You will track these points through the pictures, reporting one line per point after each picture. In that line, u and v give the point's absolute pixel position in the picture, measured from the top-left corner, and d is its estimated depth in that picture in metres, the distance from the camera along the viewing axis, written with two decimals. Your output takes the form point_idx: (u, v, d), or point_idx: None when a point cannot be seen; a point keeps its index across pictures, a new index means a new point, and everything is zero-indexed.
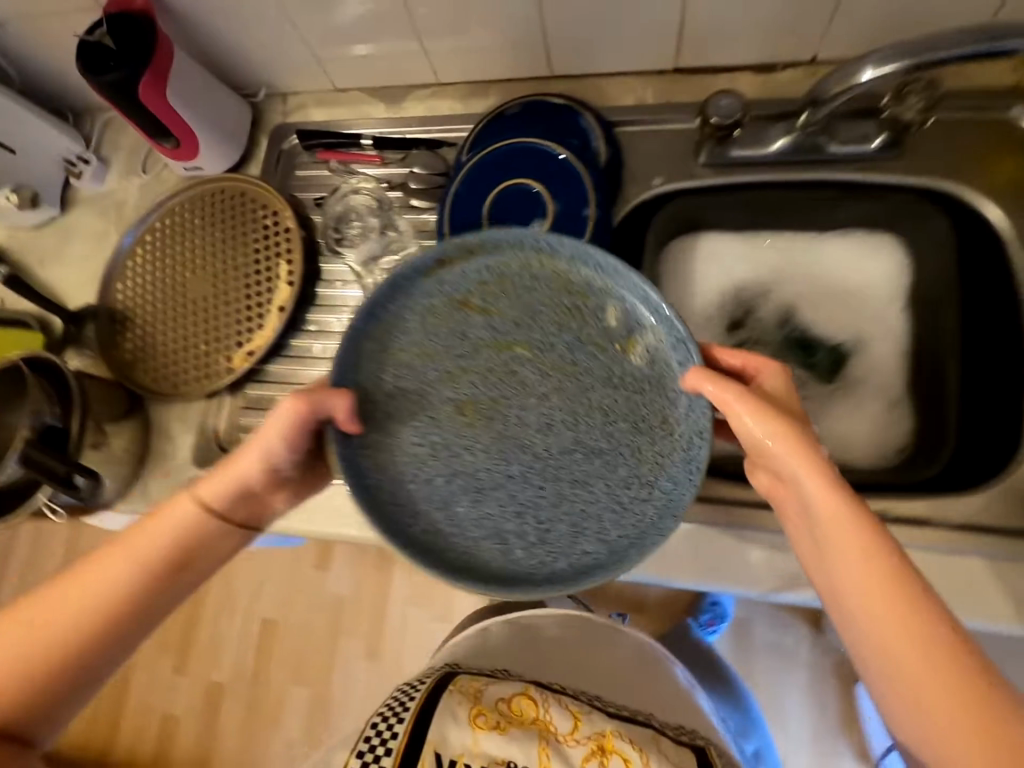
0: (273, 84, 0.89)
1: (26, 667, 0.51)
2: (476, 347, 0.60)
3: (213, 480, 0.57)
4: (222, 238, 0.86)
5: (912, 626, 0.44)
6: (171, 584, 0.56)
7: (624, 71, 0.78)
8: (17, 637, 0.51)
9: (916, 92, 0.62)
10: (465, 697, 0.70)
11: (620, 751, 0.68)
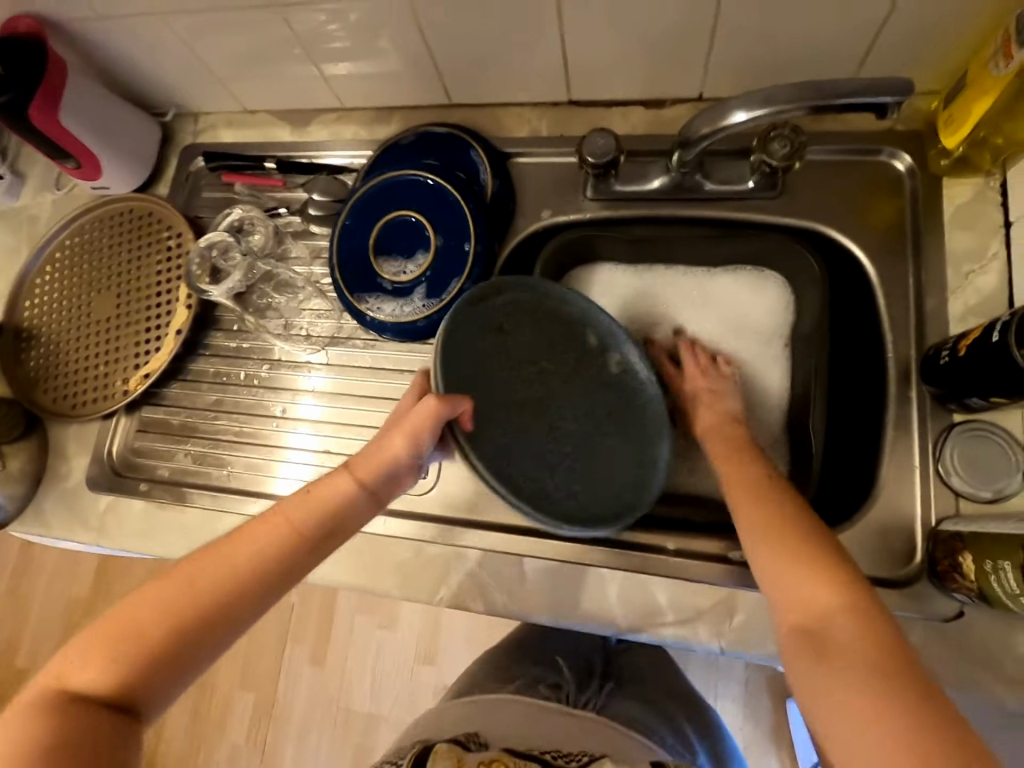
0: (182, 104, 0.89)
1: (185, 632, 0.48)
2: (519, 360, 0.66)
3: (367, 456, 0.58)
4: (127, 258, 0.86)
5: (809, 563, 0.48)
6: (312, 552, 0.54)
7: (520, 101, 0.78)
8: (176, 599, 0.49)
9: (780, 140, 0.63)
10: (443, 754, 0.59)
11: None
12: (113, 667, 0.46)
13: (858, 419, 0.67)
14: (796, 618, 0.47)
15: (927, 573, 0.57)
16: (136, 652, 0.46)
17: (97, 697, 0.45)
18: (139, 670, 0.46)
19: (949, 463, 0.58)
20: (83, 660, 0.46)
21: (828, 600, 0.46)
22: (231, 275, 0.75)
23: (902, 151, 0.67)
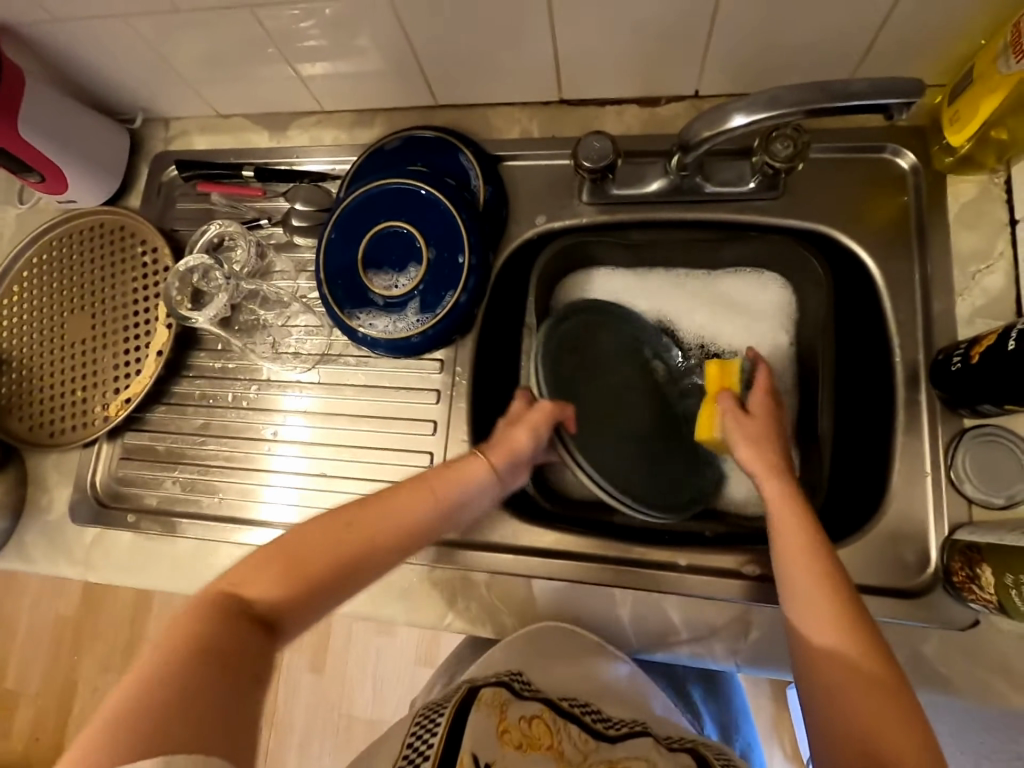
0: (151, 110, 0.84)
1: (333, 574, 0.49)
2: (588, 371, 0.70)
3: (509, 442, 0.61)
4: (99, 276, 0.81)
5: (883, 696, 0.43)
6: (435, 531, 0.56)
7: (510, 101, 0.75)
8: (337, 537, 0.50)
9: (783, 140, 0.61)
10: (485, 704, 0.49)
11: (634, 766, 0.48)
12: (283, 586, 0.46)
13: (865, 425, 0.66)
14: (854, 750, 0.42)
15: (941, 582, 0.56)
16: (303, 581, 0.47)
17: (258, 610, 0.45)
18: (293, 596, 0.46)
19: (961, 470, 0.57)
20: (254, 577, 0.46)
21: (899, 747, 0.41)
22: (219, 298, 0.73)
23: (905, 148, 0.65)
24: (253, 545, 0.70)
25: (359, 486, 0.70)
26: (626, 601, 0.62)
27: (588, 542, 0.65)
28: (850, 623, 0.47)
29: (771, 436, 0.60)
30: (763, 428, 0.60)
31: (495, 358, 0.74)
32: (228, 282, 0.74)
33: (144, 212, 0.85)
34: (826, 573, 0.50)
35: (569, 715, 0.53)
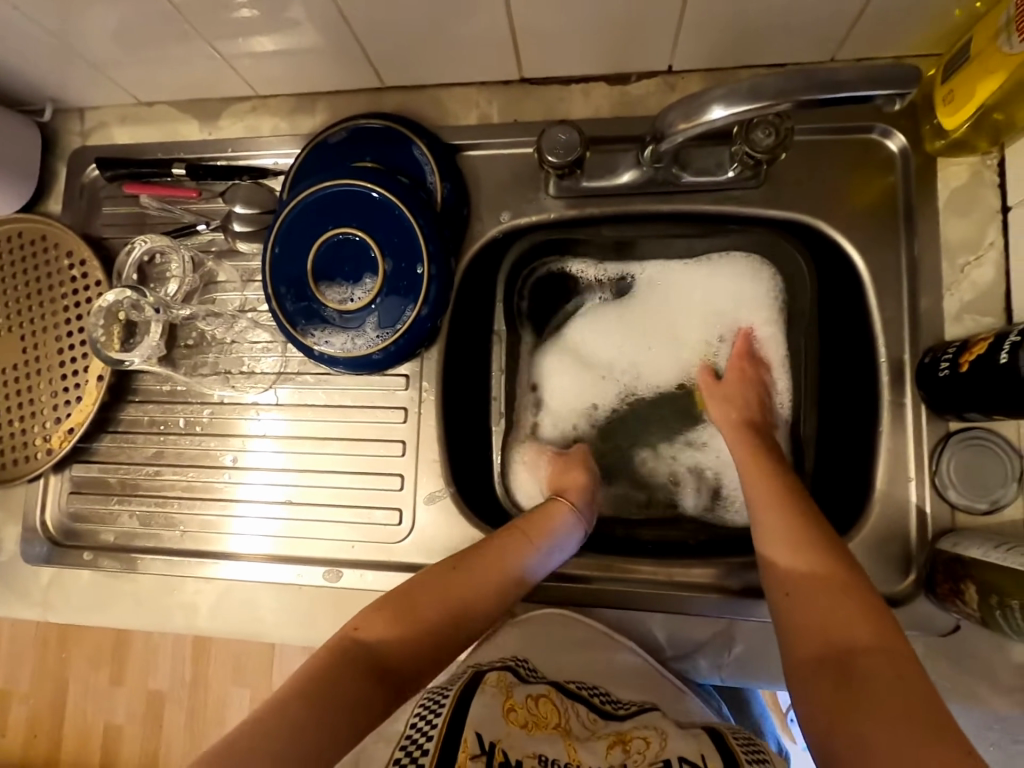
0: (61, 99, 0.74)
1: (439, 615, 0.54)
2: (564, 387, 0.72)
3: (564, 482, 0.65)
4: (20, 292, 0.73)
5: (845, 596, 0.48)
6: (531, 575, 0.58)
7: (465, 81, 0.68)
8: (435, 578, 0.56)
9: (764, 127, 0.56)
10: (491, 684, 0.52)
11: (640, 736, 0.52)
12: (393, 630, 0.52)
13: (847, 426, 0.64)
14: (819, 641, 0.47)
15: (923, 589, 0.56)
16: (412, 625, 0.53)
17: (371, 651, 0.50)
18: (404, 638, 0.52)
19: (946, 476, 0.56)
20: (373, 619, 0.52)
21: (862, 635, 0.46)
22: (153, 335, 0.69)
23: (895, 129, 0.61)
24: (221, 578, 0.67)
25: (329, 512, 0.67)
26: (609, 618, 0.61)
27: (569, 560, 0.63)
28: (838, 581, 0.49)
29: (743, 400, 0.64)
30: (738, 391, 0.64)
31: (464, 367, 0.70)
32: (159, 316, 0.68)
33: (67, 217, 0.76)
34: (803, 519, 0.54)
35: (579, 696, 0.56)
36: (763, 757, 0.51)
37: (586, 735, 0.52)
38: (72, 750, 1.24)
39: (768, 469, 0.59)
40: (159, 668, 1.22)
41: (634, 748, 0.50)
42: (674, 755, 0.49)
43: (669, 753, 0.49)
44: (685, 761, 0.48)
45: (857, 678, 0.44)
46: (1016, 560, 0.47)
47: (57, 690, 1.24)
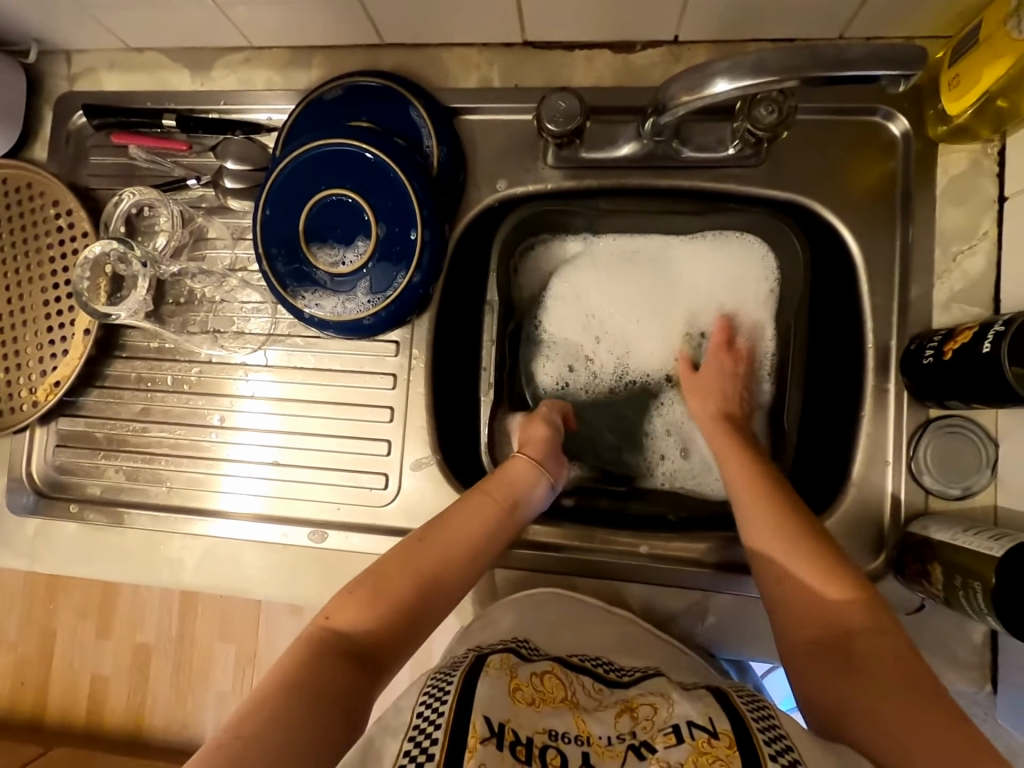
0: (46, 40, 0.72)
1: (413, 588, 0.54)
2: (557, 348, 0.71)
3: (528, 437, 0.65)
4: (5, 241, 0.71)
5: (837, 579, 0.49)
6: (504, 527, 0.60)
7: (467, 42, 0.66)
8: (410, 554, 0.56)
9: (767, 104, 0.55)
10: (494, 667, 0.49)
11: (647, 703, 0.48)
12: (369, 610, 0.52)
13: (830, 410, 0.65)
14: (812, 633, 0.49)
15: (891, 569, 0.58)
16: (384, 611, 0.52)
17: (349, 638, 0.51)
18: (382, 616, 0.52)
19: (922, 461, 0.57)
20: (342, 610, 0.52)
21: (857, 617, 0.48)
22: (142, 288, 0.68)
23: (899, 112, 0.60)
24: (208, 535, 0.68)
25: (315, 475, 0.67)
26: (587, 586, 0.63)
27: (551, 530, 0.65)
28: (826, 563, 0.50)
29: (727, 393, 0.64)
30: (719, 383, 0.64)
31: (455, 335, 0.70)
32: (147, 269, 0.67)
33: (54, 165, 0.74)
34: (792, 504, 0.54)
35: (583, 668, 0.53)
36: (766, 708, 0.46)
37: (593, 707, 0.49)
38: (60, 697, 1.26)
39: (749, 465, 0.58)
40: (146, 621, 1.24)
41: (641, 715, 0.47)
42: (682, 719, 0.45)
43: (678, 718, 0.45)
44: (695, 726, 0.44)
45: (854, 659, 0.46)
46: (983, 544, 0.48)
47: (45, 638, 1.26)
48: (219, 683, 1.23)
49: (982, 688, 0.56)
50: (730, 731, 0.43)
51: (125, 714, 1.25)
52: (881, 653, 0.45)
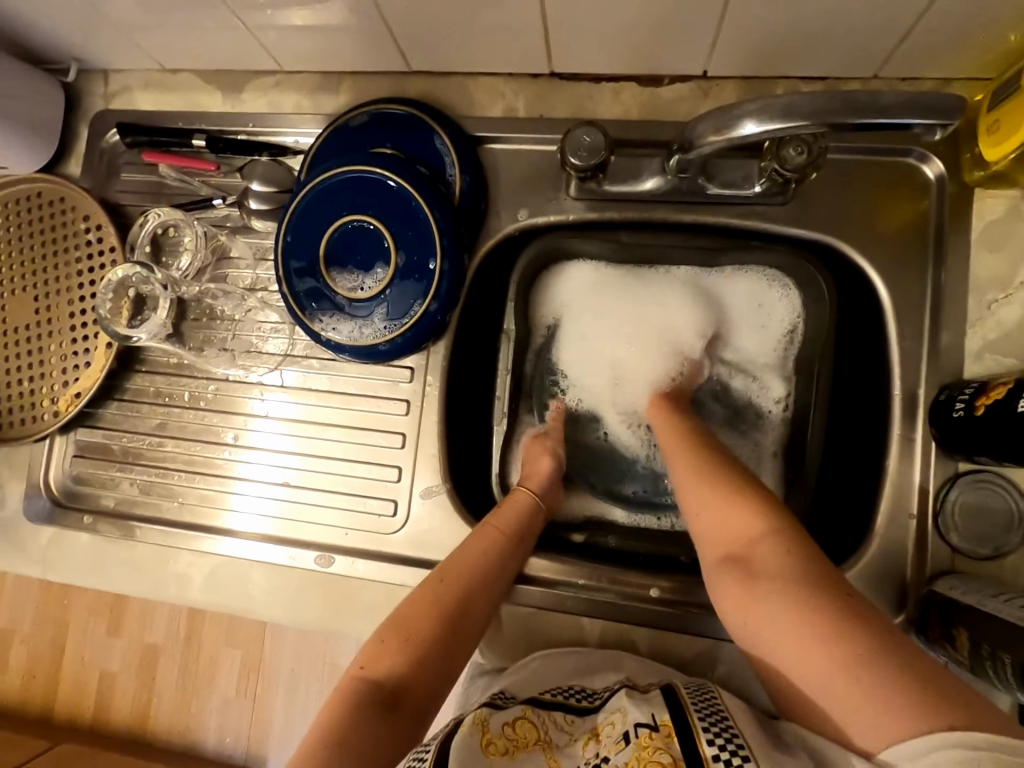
0: (86, 59, 0.74)
1: (442, 625, 0.55)
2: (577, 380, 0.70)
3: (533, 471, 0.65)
4: (36, 254, 0.73)
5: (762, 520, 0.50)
6: (512, 558, 0.60)
7: (494, 72, 0.66)
8: (435, 595, 0.56)
9: (796, 144, 0.54)
10: (465, 723, 0.52)
11: (608, 722, 0.51)
12: (401, 656, 0.53)
13: (853, 456, 0.63)
14: (737, 588, 0.49)
15: (913, 628, 0.55)
16: (413, 653, 0.53)
17: (386, 685, 0.51)
18: (416, 661, 0.53)
19: (949, 517, 0.55)
20: (377, 657, 0.53)
21: (771, 548, 0.49)
22: (161, 310, 0.68)
23: (933, 154, 0.59)
24: (216, 553, 0.68)
25: (325, 498, 0.67)
26: (593, 627, 0.62)
27: (559, 566, 0.63)
28: (745, 509, 0.52)
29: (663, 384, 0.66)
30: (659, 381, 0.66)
31: (470, 362, 0.70)
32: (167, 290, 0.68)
33: (87, 180, 0.76)
34: (720, 467, 0.56)
35: (555, 703, 0.55)
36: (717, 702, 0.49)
37: (564, 743, 0.52)
38: (68, 694, 1.28)
39: (688, 442, 0.59)
40: (155, 624, 1.25)
41: (604, 735, 0.51)
42: (632, 723, 0.49)
43: (628, 723, 0.49)
44: (639, 725, 0.48)
45: (759, 578, 0.48)
46: (1014, 613, 0.46)
47: (57, 635, 1.28)
48: (223, 689, 1.23)
49: None
50: (669, 722, 0.47)
51: (129, 716, 1.26)
52: (798, 601, 0.45)
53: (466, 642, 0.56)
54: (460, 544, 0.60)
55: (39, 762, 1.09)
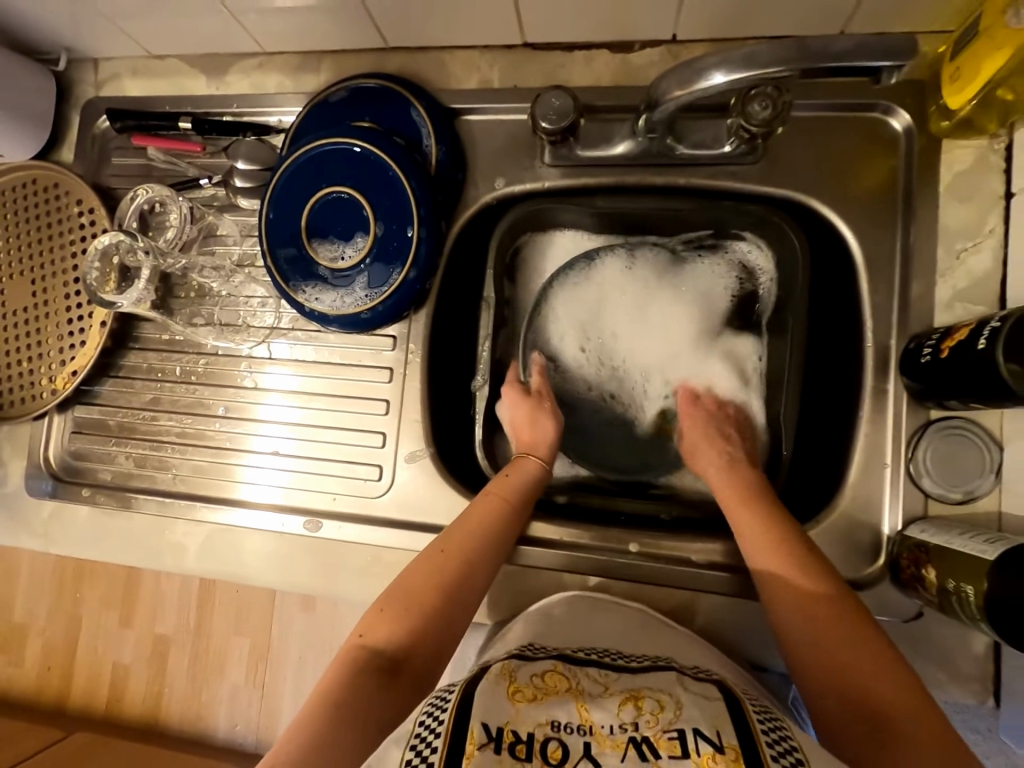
0: (75, 48, 0.76)
1: (442, 593, 0.56)
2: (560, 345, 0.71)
3: (532, 431, 0.66)
4: (33, 238, 0.75)
5: (868, 630, 0.47)
6: (509, 533, 0.61)
7: (469, 44, 0.68)
8: (438, 567, 0.57)
9: (761, 99, 0.55)
10: (493, 672, 0.51)
11: (653, 697, 0.49)
12: (401, 624, 0.53)
13: (828, 410, 0.64)
14: (810, 650, 0.48)
15: (888, 574, 0.56)
16: (409, 622, 0.53)
17: (387, 652, 0.52)
18: (418, 629, 0.53)
19: (920, 463, 0.56)
20: (374, 627, 0.53)
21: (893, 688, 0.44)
22: (142, 280, 0.69)
23: (900, 106, 0.59)
24: (209, 521, 0.70)
25: (314, 465, 0.69)
26: (576, 583, 0.63)
27: (541, 526, 0.64)
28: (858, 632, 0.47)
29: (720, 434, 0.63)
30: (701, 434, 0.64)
31: (453, 331, 0.72)
32: (151, 258, 0.69)
33: (79, 167, 0.78)
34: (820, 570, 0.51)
35: (589, 660, 0.54)
36: (784, 730, 0.45)
37: (598, 693, 0.50)
38: (83, 683, 1.31)
39: (762, 520, 0.55)
40: (165, 612, 1.28)
41: (646, 708, 0.48)
42: (688, 725, 0.46)
43: (684, 725, 0.46)
44: (701, 737, 0.45)
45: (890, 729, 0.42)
46: (979, 548, 0.46)
47: (70, 626, 1.31)
48: (232, 676, 1.25)
49: (983, 703, 0.53)
50: (737, 746, 0.44)
51: (142, 704, 1.28)
52: (893, 673, 0.45)
53: (462, 617, 0.56)
54: (458, 516, 0.62)
55: (56, 748, 1.12)
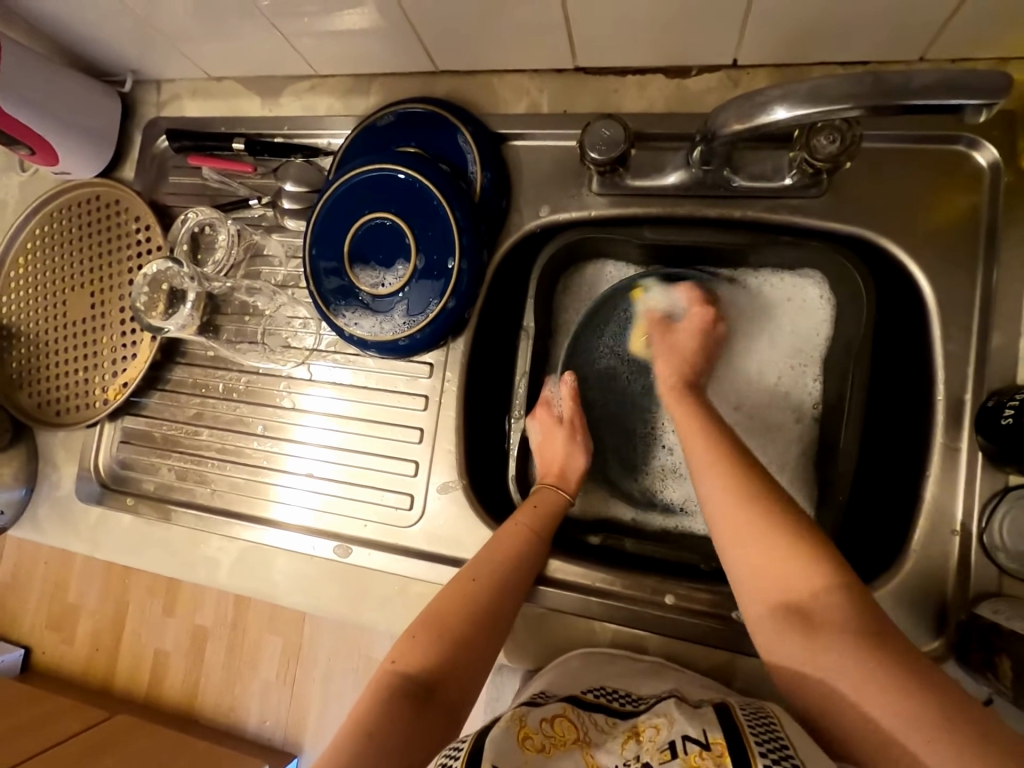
0: (140, 69, 0.79)
1: (474, 624, 0.54)
2: (606, 375, 0.72)
3: (549, 453, 0.66)
4: (93, 253, 0.78)
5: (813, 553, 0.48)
6: (534, 558, 0.59)
7: (519, 69, 0.66)
8: (469, 595, 0.55)
9: (828, 132, 0.52)
10: (503, 718, 0.49)
11: (651, 725, 0.49)
12: (432, 652, 0.52)
13: (891, 463, 0.59)
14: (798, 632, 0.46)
15: (952, 654, 0.51)
16: (441, 649, 0.53)
17: (419, 679, 0.51)
18: (447, 660, 0.52)
19: (996, 535, 0.50)
20: (408, 648, 0.53)
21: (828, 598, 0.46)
22: (188, 306, 0.71)
23: (986, 140, 0.54)
24: (243, 539, 0.70)
25: (346, 489, 0.69)
26: (605, 631, 0.60)
27: (572, 568, 0.62)
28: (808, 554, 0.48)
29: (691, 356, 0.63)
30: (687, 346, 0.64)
31: (494, 360, 0.71)
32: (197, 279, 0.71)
33: (138, 183, 0.80)
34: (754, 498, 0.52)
35: (596, 706, 0.52)
36: (776, 731, 0.45)
37: (603, 740, 0.49)
38: (126, 667, 1.35)
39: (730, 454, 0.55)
40: (205, 605, 1.32)
41: (646, 737, 0.48)
42: (679, 734, 0.46)
43: (674, 733, 0.47)
44: (688, 742, 0.45)
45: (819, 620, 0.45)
46: None
47: (118, 611, 1.36)
48: (264, 674, 1.28)
49: None
50: (721, 740, 0.45)
51: (179, 694, 1.32)
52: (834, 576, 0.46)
53: (492, 648, 0.55)
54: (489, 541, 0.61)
55: (98, 730, 1.16)
